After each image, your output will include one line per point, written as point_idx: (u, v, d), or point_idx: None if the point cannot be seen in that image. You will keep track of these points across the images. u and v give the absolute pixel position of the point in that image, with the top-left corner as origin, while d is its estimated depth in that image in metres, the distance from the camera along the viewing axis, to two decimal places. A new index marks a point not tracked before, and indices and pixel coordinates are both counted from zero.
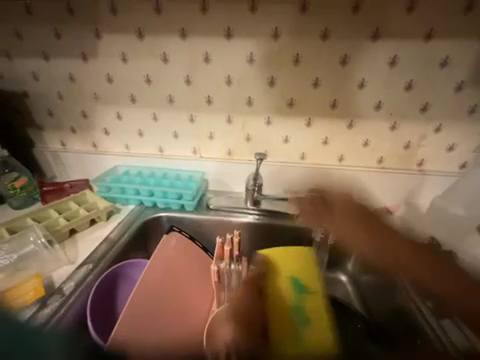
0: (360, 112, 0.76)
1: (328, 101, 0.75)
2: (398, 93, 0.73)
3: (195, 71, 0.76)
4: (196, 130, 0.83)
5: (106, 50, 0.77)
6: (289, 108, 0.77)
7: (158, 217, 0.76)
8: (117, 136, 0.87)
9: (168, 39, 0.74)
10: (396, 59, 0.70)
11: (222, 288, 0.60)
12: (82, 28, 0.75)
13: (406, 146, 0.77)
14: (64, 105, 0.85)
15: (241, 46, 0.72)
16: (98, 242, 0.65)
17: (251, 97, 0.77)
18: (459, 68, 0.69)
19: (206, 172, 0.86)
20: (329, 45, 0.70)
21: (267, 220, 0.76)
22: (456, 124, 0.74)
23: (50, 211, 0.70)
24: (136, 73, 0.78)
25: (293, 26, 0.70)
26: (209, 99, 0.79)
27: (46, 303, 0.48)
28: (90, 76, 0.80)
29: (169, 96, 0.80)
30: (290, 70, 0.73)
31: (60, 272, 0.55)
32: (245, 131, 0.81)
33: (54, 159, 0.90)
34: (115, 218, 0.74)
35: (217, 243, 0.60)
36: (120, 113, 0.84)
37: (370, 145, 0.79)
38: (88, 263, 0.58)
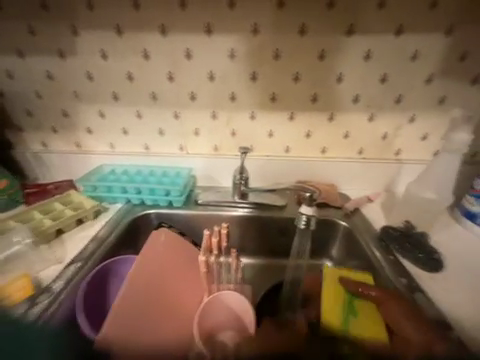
0: (339, 105, 0.79)
1: (308, 95, 0.78)
2: (374, 86, 0.76)
3: (177, 67, 0.77)
4: (182, 127, 0.83)
5: (85, 47, 0.76)
6: (272, 103, 0.79)
7: (147, 214, 0.76)
8: (101, 135, 0.86)
9: (149, 35, 0.74)
10: (371, 53, 0.73)
11: (212, 280, 0.63)
12: (59, 24, 0.74)
13: (384, 137, 0.82)
14: (43, 104, 0.83)
15: (222, 42, 0.73)
16: (86, 241, 0.65)
17: (234, 92, 0.79)
18: (429, 61, 0.73)
19: (193, 168, 0.87)
20: (307, 41, 0.72)
21: (254, 212, 0.79)
22: (428, 114, 0.78)
23: (34, 213, 0.69)
24: (118, 70, 0.78)
25: (272, 22, 0.71)
26: (193, 95, 0.79)
27: (35, 302, 0.48)
28: (70, 75, 0.79)
29: (153, 93, 0.80)
30: (271, 65, 0.75)
31: (49, 272, 0.55)
32: (230, 127, 0.83)
33: (36, 160, 0.88)
34: (103, 216, 0.74)
35: (205, 235, 0.63)
36: (103, 111, 0.83)
37: (350, 136, 0.82)
38: (76, 262, 0.58)
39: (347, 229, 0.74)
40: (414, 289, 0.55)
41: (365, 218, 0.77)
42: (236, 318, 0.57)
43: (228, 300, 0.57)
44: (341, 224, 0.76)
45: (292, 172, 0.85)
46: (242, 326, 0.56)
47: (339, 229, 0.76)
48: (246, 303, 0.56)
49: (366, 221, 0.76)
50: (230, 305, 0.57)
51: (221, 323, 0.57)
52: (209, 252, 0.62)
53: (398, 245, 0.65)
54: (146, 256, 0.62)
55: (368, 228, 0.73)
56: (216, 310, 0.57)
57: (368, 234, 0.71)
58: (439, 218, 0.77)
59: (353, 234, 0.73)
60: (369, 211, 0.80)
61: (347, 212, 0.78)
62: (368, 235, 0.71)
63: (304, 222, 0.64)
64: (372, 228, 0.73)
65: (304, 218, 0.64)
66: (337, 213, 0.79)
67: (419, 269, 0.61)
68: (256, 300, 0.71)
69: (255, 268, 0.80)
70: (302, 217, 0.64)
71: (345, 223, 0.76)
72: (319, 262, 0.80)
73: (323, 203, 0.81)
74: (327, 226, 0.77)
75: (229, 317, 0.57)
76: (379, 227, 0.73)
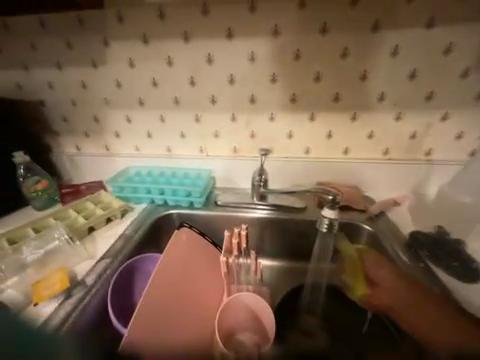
0: (363, 104, 0.76)
1: (330, 95, 0.76)
2: (402, 83, 0.72)
3: (199, 72, 0.79)
4: (202, 130, 0.86)
5: (114, 57, 0.81)
6: (292, 103, 0.78)
7: (169, 214, 0.79)
8: (128, 139, 0.91)
9: (172, 43, 0.77)
10: (398, 48, 0.69)
11: (232, 281, 0.64)
12: (91, 37, 0.80)
13: (412, 136, 0.77)
14: (77, 111, 0.90)
15: (242, 45, 0.74)
16: (114, 239, 0.69)
17: (253, 94, 0.79)
18: (465, 54, 0.68)
19: (213, 170, 0.89)
20: (329, 40, 0.71)
21: (273, 214, 0.78)
22: (464, 111, 0.73)
23: (69, 211, 0.75)
24: (143, 77, 0.82)
25: (293, 23, 0.70)
26: (213, 98, 0.81)
27: (70, 294, 0.53)
28: (101, 83, 0.85)
29: (175, 97, 0.83)
30: (291, 66, 0.75)
31: (82, 267, 0.60)
32: (249, 129, 0.83)
33: (70, 163, 0.96)
34: (129, 215, 0.78)
35: (226, 236, 0.66)
36: (129, 116, 0.88)
37: (375, 136, 0.79)
38: (106, 258, 0.62)
39: (371, 233, 0.71)
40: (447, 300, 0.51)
41: (391, 222, 0.73)
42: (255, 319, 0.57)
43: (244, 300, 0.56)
44: (365, 227, 0.72)
45: (313, 174, 0.84)
46: (260, 328, 0.56)
47: (362, 233, 0.73)
48: (263, 302, 0.56)
49: (392, 226, 0.72)
50: (246, 303, 0.56)
51: (240, 323, 0.57)
52: (230, 253, 0.64)
53: (429, 252, 0.61)
54: (169, 259, 0.63)
55: (395, 233, 0.69)
56: (234, 309, 0.56)
57: (395, 239, 0.67)
58: None
59: (377, 239, 0.69)
60: (396, 215, 0.76)
61: (371, 216, 0.75)
62: (395, 240, 0.67)
63: (326, 226, 0.63)
64: (399, 233, 0.69)
65: (326, 222, 0.63)
66: (361, 216, 0.76)
67: (453, 278, 0.56)
68: (274, 301, 0.71)
69: (274, 270, 0.80)
70: (324, 220, 0.63)
71: (368, 226, 0.72)
72: None
73: (345, 206, 0.78)
74: (349, 230, 0.75)
75: (247, 316, 0.57)
76: (408, 232, 0.69)
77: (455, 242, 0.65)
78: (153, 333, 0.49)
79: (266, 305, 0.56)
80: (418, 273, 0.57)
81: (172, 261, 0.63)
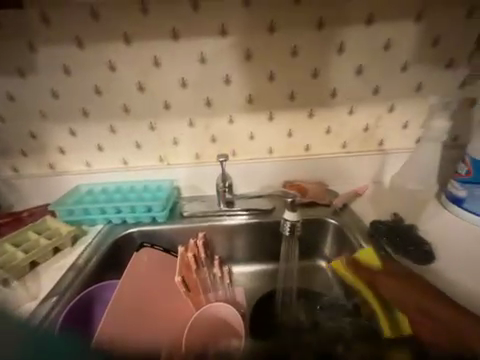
0: (318, 101, 0.77)
1: (285, 94, 0.76)
2: (351, 78, 0.75)
3: (147, 77, 0.73)
4: (159, 138, 0.80)
5: (45, 63, 0.71)
6: (250, 104, 0.77)
7: (129, 233, 0.72)
8: (75, 154, 0.81)
9: (112, 46, 0.70)
10: (343, 45, 0.71)
11: (200, 292, 0.64)
12: (14, 42, 0.69)
13: (366, 129, 0.80)
14: (8, 128, 0.78)
15: (191, 46, 0.70)
16: (64, 271, 0.61)
17: (210, 97, 0.76)
18: (401, 49, 0.72)
19: (176, 180, 0.84)
20: (277, 38, 0.70)
21: (242, 220, 0.76)
22: (407, 102, 0.78)
23: (6, 245, 0.64)
24: (84, 85, 0.73)
25: (240, 21, 0.68)
26: (167, 103, 0.76)
27: None
28: (33, 94, 0.74)
29: (124, 105, 0.76)
30: (244, 66, 0.73)
31: (23, 311, 0.51)
32: (209, 133, 0.80)
33: (8, 187, 0.83)
34: (82, 241, 0.70)
35: (180, 252, 0.66)
36: (73, 129, 0.78)
37: (333, 131, 0.81)
38: (53, 296, 0.54)
39: (337, 226, 0.73)
40: None
41: (355, 213, 0.76)
42: (223, 320, 0.57)
43: (217, 312, 0.57)
44: (331, 222, 0.74)
45: (278, 173, 0.83)
46: (232, 330, 0.56)
47: (329, 228, 0.75)
48: (235, 313, 0.57)
49: (356, 217, 0.75)
50: (218, 315, 0.57)
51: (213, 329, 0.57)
52: (189, 267, 0.65)
53: (388, 239, 0.64)
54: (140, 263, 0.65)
55: (358, 223, 0.72)
56: (204, 314, 0.56)
57: (359, 230, 0.70)
58: (428, 206, 0.76)
59: (343, 232, 0.71)
60: (358, 205, 0.79)
61: (336, 209, 0.77)
62: (359, 231, 0.69)
63: (289, 229, 0.63)
64: (361, 224, 0.72)
65: (288, 225, 0.63)
66: (326, 211, 0.77)
67: (412, 262, 0.60)
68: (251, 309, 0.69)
69: (249, 276, 0.78)
70: (286, 223, 0.63)
71: (334, 220, 0.74)
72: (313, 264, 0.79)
73: (311, 203, 0.79)
74: (317, 226, 0.76)
75: (218, 329, 0.57)
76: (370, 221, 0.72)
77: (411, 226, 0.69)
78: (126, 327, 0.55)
79: (231, 306, 0.58)
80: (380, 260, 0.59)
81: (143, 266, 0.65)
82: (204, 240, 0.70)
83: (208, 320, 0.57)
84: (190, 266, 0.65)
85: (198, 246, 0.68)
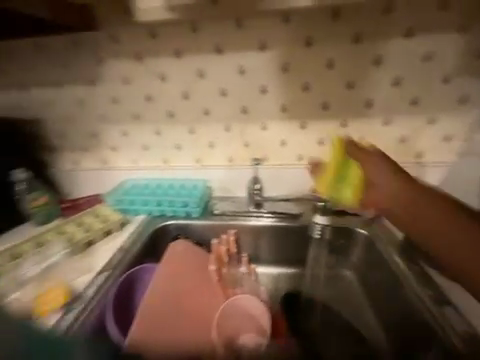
0: (352, 111, 0.78)
1: (319, 104, 0.79)
2: (387, 90, 0.75)
3: (191, 86, 0.82)
4: (197, 141, 0.88)
5: (110, 74, 0.84)
6: (283, 113, 0.81)
7: (167, 225, 0.81)
8: (125, 152, 0.93)
9: (164, 60, 0.80)
10: (381, 57, 0.72)
11: (228, 285, 0.70)
12: (88, 57, 0.83)
13: (401, 140, 0.79)
14: (75, 128, 0.92)
15: (233, 59, 0.77)
16: (113, 251, 0.70)
17: (245, 105, 0.82)
18: (444, 61, 0.71)
19: (209, 180, 0.91)
20: (314, 52, 0.74)
21: (269, 222, 0.79)
22: (448, 115, 0.75)
23: (69, 226, 0.76)
24: (138, 93, 0.85)
25: (279, 36, 0.74)
26: (207, 110, 0.84)
27: (70, 307, 0.53)
28: (97, 100, 0.87)
29: (170, 111, 0.86)
30: (280, 77, 0.77)
31: (81, 280, 0.61)
32: (243, 138, 0.86)
33: (70, 178, 0.98)
34: (127, 228, 0.79)
35: (214, 245, 0.73)
36: (126, 131, 0.90)
37: (365, 142, 0.81)
38: (105, 271, 0.63)
39: (367, 237, 0.73)
40: (443, 302, 0.52)
41: (386, 225, 0.75)
42: (250, 316, 0.61)
43: (243, 304, 0.61)
44: (360, 232, 0.74)
45: (306, 180, 0.85)
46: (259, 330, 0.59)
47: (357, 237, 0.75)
48: (260, 305, 0.61)
49: (387, 229, 0.73)
50: (244, 307, 0.61)
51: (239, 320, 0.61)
52: (221, 260, 0.71)
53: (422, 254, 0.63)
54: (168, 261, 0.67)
55: (389, 236, 0.71)
56: (231, 311, 0.60)
57: (389, 242, 0.69)
58: None
59: (372, 242, 0.71)
60: None
61: (365, 220, 0.76)
62: (389, 244, 0.68)
63: (318, 232, 0.76)
64: (392, 237, 0.70)
65: (319, 227, 0.76)
66: (355, 220, 0.77)
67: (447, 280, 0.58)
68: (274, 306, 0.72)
69: (272, 277, 0.80)
70: (317, 226, 0.76)
71: (364, 231, 0.74)
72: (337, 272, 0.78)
73: (345, 211, 0.79)
74: (345, 234, 0.76)
75: (244, 320, 0.61)
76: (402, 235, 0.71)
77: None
78: (160, 328, 0.54)
79: (258, 299, 0.62)
80: (411, 275, 0.59)
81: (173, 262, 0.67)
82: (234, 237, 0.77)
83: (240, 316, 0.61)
84: (222, 259, 0.72)
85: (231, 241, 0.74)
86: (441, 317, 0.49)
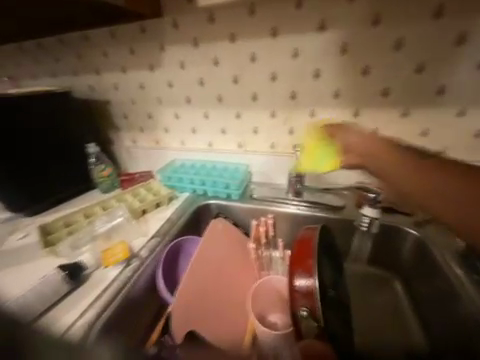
0: (418, 99, 0.70)
1: (378, 90, 0.72)
2: (468, 74, 0.64)
3: (243, 71, 0.82)
4: (242, 126, 0.90)
5: (168, 59, 0.90)
6: (334, 99, 0.76)
7: (209, 204, 0.86)
8: (175, 134, 1.01)
9: (219, 45, 0.82)
10: (466, 35, 0.62)
11: (262, 268, 0.74)
12: (150, 43, 0.89)
13: (478, 135, 0.68)
14: (135, 109, 1.03)
15: (287, 42, 0.75)
16: (163, 221, 0.78)
17: (294, 91, 0.79)
18: None
19: (250, 165, 0.93)
20: (380, 32, 0.67)
21: (309, 211, 0.78)
22: None
23: (127, 195, 0.87)
24: (191, 77, 0.89)
25: (341, 15, 0.68)
26: (254, 96, 0.84)
27: (130, 261, 0.64)
28: (155, 84, 0.95)
29: (219, 95, 0.88)
30: (337, 61, 0.72)
31: (138, 242, 0.71)
32: (288, 125, 0.84)
33: (128, 154, 1.10)
34: (174, 202, 0.87)
35: (253, 225, 0.76)
36: (178, 113, 0.97)
37: (430, 134, 0.72)
38: (156, 237, 0.72)
39: (418, 238, 0.67)
40: None
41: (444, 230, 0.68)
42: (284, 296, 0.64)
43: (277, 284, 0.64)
44: (410, 232, 0.68)
45: (352, 173, 0.82)
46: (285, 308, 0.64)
47: (407, 238, 0.69)
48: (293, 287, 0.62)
49: (445, 235, 0.66)
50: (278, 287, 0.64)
51: (273, 299, 0.64)
52: (258, 241, 0.74)
53: None
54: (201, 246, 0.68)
55: (448, 243, 0.64)
56: (265, 289, 0.64)
57: (447, 249, 0.62)
58: None
59: (424, 246, 0.65)
60: None
61: (419, 221, 0.70)
62: (447, 250, 0.62)
63: (366, 223, 0.69)
64: (450, 241, 0.64)
65: (367, 219, 0.69)
66: (406, 220, 0.71)
67: None
68: None
69: None
70: (365, 218, 0.69)
71: (415, 231, 0.67)
72: (385, 272, 0.74)
73: (390, 209, 0.74)
74: (391, 233, 0.71)
75: (276, 299, 0.64)
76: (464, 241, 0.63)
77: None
78: (196, 314, 0.58)
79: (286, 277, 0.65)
80: (470, 286, 0.53)
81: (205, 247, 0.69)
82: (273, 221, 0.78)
83: (274, 295, 0.64)
84: (259, 240, 0.74)
85: (270, 226, 0.76)
86: None
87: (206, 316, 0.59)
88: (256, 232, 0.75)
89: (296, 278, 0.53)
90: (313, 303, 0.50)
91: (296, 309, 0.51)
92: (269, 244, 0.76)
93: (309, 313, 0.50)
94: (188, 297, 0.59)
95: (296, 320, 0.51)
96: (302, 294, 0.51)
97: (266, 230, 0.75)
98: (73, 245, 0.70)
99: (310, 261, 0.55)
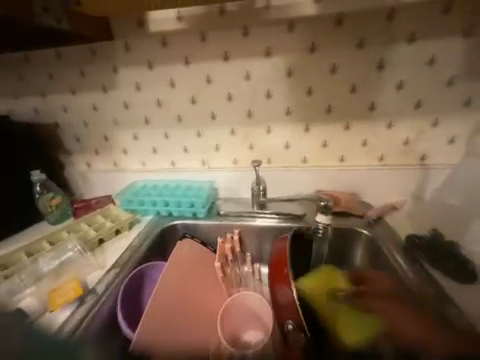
0: (355, 115, 0.80)
1: (322, 107, 0.81)
2: (390, 93, 0.76)
3: (200, 92, 0.85)
4: (204, 143, 0.91)
5: (122, 81, 0.88)
6: (287, 116, 0.83)
7: (174, 224, 0.83)
8: (134, 155, 0.97)
9: (175, 68, 0.84)
10: (384, 62, 0.74)
11: (232, 285, 0.72)
12: (103, 65, 0.87)
13: (405, 143, 0.80)
14: (89, 131, 0.97)
15: (239, 65, 0.80)
16: (124, 249, 0.73)
17: (251, 109, 0.84)
18: (448, 64, 0.72)
19: (215, 181, 0.93)
20: (317, 58, 0.76)
21: (274, 222, 0.81)
22: (453, 117, 0.76)
23: (81, 224, 0.80)
24: (149, 98, 0.89)
25: (284, 44, 0.76)
26: (213, 114, 0.87)
27: (84, 299, 0.57)
28: (110, 105, 0.92)
29: (178, 115, 0.89)
30: (285, 82, 0.80)
31: (94, 276, 0.65)
32: (248, 141, 0.88)
33: (82, 179, 1.02)
34: (137, 227, 0.83)
35: (219, 243, 0.74)
36: (136, 134, 0.94)
37: (369, 144, 0.82)
38: (115, 267, 0.66)
39: (369, 238, 0.74)
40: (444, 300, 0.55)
41: (388, 226, 0.77)
42: (255, 312, 0.63)
43: (247, 301, 0.63)
44: (363, 232, 0.75)
45: (310, 182, 0.88)
46: (264, 325, 0.63)
47: (359, 239, 0.76)
48: (263, 302, 0.62)
49: (390, 230, 0.75)
50: (249, 305, 0.63)
51: (245, 318, 0.63)
52: (224, 257, 0.73)
53: (423, 254, 0.66)
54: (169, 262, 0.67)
55: (392, 237, 0.72)
56: (235, 308, 0.63)
57: (392, 243, 0.70)
58: None
59: (375, 243, 0.72)
60: (393, 220, 0.79)
61: (370, 221, 0.78)
62: (392, 245, 0.70)
63: (321, 230, 0.76)
64: (394, 235, 0.73)
65: (321, 226, 0.77)
66: (359, 222, 0.78)
67: (442, 276, 0.61)
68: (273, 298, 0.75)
69: None
70: (319, 225, 0.76)
71: (366, 231, 0.75)
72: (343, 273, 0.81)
73: (345, 213, 0.81)
74: (346, 236, 0.77)
75: (249, 316, 0.64)
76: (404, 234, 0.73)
77: (447, 241, 0.69)
78: (167, 328, 0.56)
79: (255, 294, 0.63)
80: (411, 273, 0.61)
81: (174, 264, 0.68)
82: (239, 236, 0.78)
83: (247, 311, 0.63)
84: (226, 257, 0.73)
85: (236, 242, 0.76)
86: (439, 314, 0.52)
87: (179, 330, 0.57)
88: (221, 249, 0.73)
89: (277, 292, 0.56)
90: (297, 317, 0.51)
91: (283, 321, 0.52)
92: (235, 261, 0.75)
93: (295, 327, 0.50)
94: (159, 309, 0.58)
95: (284, 333, 0.52)
96: (286, 311, 0.53)
97: (233, 246, 0.75)
98: (12, 289, 0.60)
99: (286, 270, 0.58)
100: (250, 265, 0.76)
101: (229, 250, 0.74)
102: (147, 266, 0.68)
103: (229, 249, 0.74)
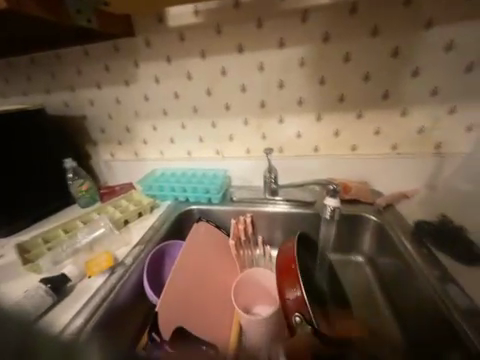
0: (368, 103, 0.80)
1: (335, 96, 0.82)
2: (405, 80, 0.76)
3: (215, 84, 0.89)
4: (218, 133, 0.95)
5: (142, 74, 0.94)
6: (299, 106, 0.85)
7: (191, 209, 0.90)
8: (154, 145, 1.04)
9: (191, 61, 0.88)
10: (398, 49, 0.74)
11: (244, 265, 0.78)
12: (125, 60, 0.93)
13: (420, 131, 0.80)
14: (113, 123, 1.04)
15: (253, 57, 0.83)
16: (146, 229, 0.81)
17: (264, 100, 0.87)
18: (467, 49, 0.70)
19: (228, 170, 0.98)
20: (330, 48, 0.77)
21: (285, 208, 0.85)
22: (471, 104, 0.74)
23: (108, 207, 0.88)
24: (167, 91, 0.94)
25: (297, 35, 0.78)
26: (227, 105, 0.91)
27: (114, 270, 0.65)
28: (131, 98, 0.98)
29: (194, 107, 0.94)
30: (298, 73, 0.82)
31: (122, 251, 0.72)
32: (260, 131, 0.91)
33: (107, 167, 1.11)
34: (157, 211, 0.90)
35: (233, 224, 0.80)
36: (155, 125, 1.00)
37: (382, 132, 0.83)
38: (140, 245, 0.73)
39: (377, 223, 0.76)
40: (448, 279, 0.57)
41: (398, 213, 0.78)
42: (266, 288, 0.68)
43: (258, 278, 0.68)
44: (371, 218, 0.77)
45: (321, 170, 0.90)
46: (273, 299, 0.68)
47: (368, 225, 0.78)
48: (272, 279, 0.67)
49: (399, 217, 0.76)
50: (260, 281, 0.68)
51: (257, 293, 0.69)
52: (237, 237, 0.79)
53: (432, 240, 0.67)
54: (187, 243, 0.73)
55: (401, 223, 0.74)
56: (247, 284, 0.68)
57: (401, 228, 0.72)
58: None
59: (383, 229, 0.74)
60: (404, 208, 0.80)
61: (379, 208, 0.79)
62: (400, 230, 0.71)
63: (329, 213, 0.71)
64: (403, 222, 0.74)
65: (329, 209, 0.71)
66: (369, 209, 0.80)
67: (449, 260, 0.62)
68: None
69: None
70: (328, 208, 0.71)
71: (375, 218, 0.77)
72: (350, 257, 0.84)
73: (354, 200, 0.83)
74: (355, 222, 0.80)
75: (260, 291, 0.69)
76: (413, 220, 0.74)
77: (458, 228, 0.70)
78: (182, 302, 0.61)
79: (266, 271, 0.68)
80: (418, 257, 0.62)
81: (190, 244, 0.73)
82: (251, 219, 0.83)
83: (258, 287, 0.69)
84: (239, 237, 0.79)
85: (249, 224, 0.81)
86: (443, 291, 0.54)
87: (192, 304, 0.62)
88: (235, 229, 0.80)
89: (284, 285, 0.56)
90: (304, 307, 0.52)
91: (290, 316, 0.53)
92: (247, 241, 0.81)
93: (301, 318, 0.50)
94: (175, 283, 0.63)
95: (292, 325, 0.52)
96: (293, 304, 0.53)
97: (246, 228, 0.81)
98: (54, 260, 0.69)
99: (294, 265, 0.58)
100: (261, 247, 0.82)
101: (242, 231, 0.80)
102: (167, 244, 0.75)
103: (242, 230, 0.80)
